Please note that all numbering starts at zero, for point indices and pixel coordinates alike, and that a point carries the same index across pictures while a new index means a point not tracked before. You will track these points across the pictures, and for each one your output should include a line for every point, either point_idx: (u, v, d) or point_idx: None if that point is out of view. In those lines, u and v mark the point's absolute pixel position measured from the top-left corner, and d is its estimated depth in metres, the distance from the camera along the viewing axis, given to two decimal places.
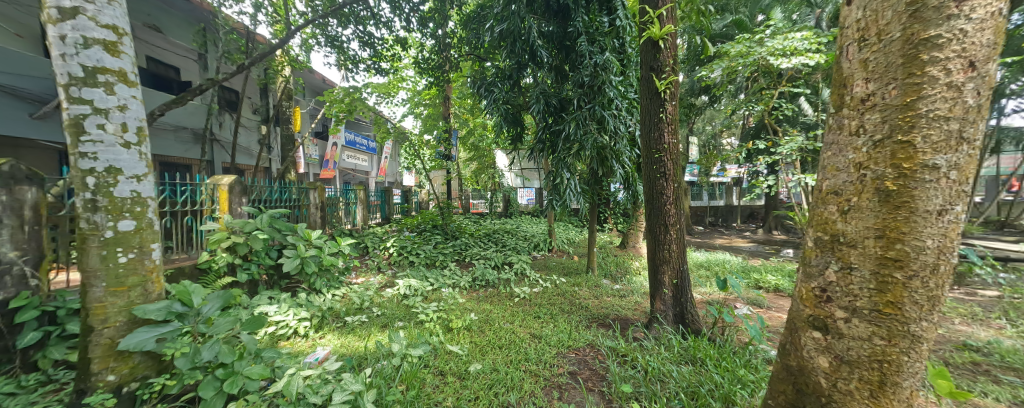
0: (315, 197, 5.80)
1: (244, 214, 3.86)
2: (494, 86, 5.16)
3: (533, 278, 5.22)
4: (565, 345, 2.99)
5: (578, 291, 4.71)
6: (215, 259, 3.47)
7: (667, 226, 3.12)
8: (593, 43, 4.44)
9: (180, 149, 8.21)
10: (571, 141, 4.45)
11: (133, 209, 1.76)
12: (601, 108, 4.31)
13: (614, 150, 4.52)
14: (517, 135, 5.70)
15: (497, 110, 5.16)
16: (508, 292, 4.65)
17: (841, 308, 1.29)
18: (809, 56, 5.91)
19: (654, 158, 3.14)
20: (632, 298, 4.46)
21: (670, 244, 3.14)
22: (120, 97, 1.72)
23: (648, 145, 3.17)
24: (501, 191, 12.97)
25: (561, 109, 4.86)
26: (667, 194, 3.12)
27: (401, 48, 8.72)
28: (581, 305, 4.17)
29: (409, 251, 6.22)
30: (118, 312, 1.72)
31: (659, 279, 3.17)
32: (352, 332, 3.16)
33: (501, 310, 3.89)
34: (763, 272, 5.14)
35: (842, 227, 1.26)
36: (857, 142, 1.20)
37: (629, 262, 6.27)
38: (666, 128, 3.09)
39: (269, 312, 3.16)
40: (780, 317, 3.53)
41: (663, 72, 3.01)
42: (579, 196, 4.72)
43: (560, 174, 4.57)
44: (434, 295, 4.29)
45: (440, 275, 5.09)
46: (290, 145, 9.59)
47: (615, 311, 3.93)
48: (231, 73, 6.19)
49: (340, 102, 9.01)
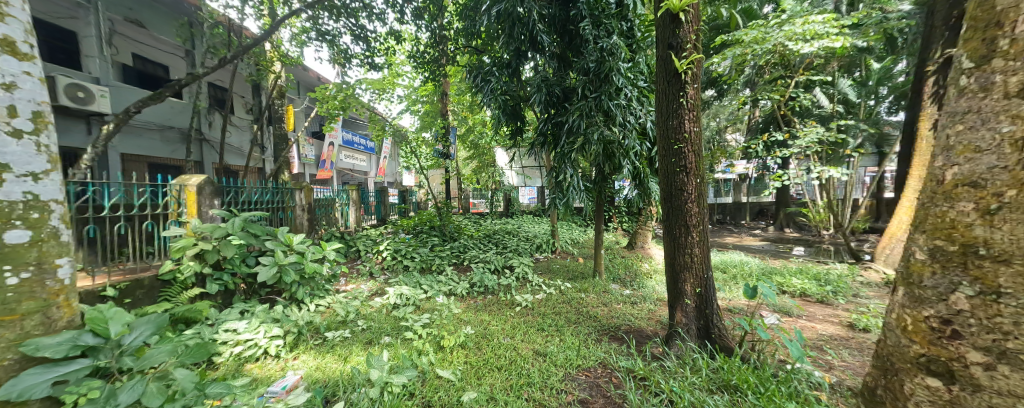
0: (301, 199, 5.42)
1: (215, 217, 3.49)
2: (492, 75, 4.78)
3: (536, 283, 4.84)
4: (573, 365, 2.62)
5: (585, 297, 4.32)
6: (180, 269, 3.10)
7: (689, 227, 2.74)
8: (598, 27, 4.04)
9: (166, 149, 7.85)
10: (575, 135, 4.04)
11: (28, 216, 1.42)
12: (608, 98, 3.88)
13: (622, 143, 3.97)
14: (517, 129, 5.32)
15: (496, 103, 4.78)
16: (510, 299, 4.27)
17: (976, 349, 1.07)
18: (832, 39, 5.49)
19: (672, 149, 2.75)
20: (644, 306, 4.07)
21: (693, 248, 2.75)
22: (7, 72, 1.39)
23: (666, 135, 2.80)
24: (501, 190, 12.51)
25: (563, 100, 4.48)
26: (688, 191, 2.73)
27: (396, 42, 8.36)
28: (589, 314, 3.79)
29: (403, 255, 5.85)
30: (7, 349, 1.34)
31: (680, 288, 2.79)
32: (331, 351, 2.79)
33: (501, 321, 3.52)
34: (785, 275, 4.74)
35: (982, 235, 1.07)
36: (1016, 108, 1.03)
37: (639, 265, 5.86)
38: (686, 116, 2.69)
39: (239, 329, 2.80)
40: (813, 328, 3.19)
41: (684, 50, 2.61)
42: (583, 195, 4.31)
43: (563, 171, 4.18)
44: (428, 305, 3.93)
45: (434, 282, 4.71)
46: (283, 145, 9.24)
47: (627, 322, 3.55)
48: (213, 67, 5.81)
49: (333, 99, 8.65)
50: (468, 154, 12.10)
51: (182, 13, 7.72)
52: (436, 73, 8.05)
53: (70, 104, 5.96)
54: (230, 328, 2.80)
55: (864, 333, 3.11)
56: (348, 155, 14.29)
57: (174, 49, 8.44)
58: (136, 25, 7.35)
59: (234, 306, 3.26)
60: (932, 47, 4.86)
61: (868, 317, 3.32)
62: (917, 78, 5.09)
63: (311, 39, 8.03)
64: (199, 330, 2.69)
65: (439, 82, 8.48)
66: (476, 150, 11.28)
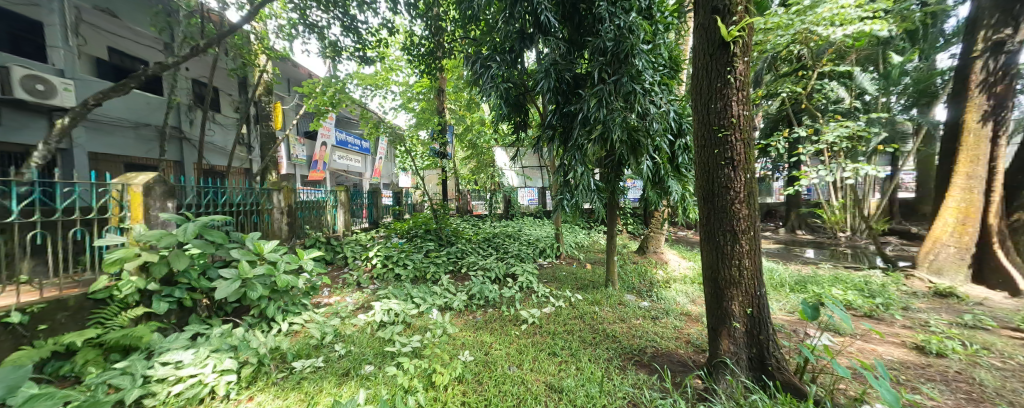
0: (279, 201, 4.86)
1: (167, 223, 2.93)
2: (491, 61, 4.27)
3: (542, 294, 4.31)
4: (596, 406, 2.10)
5: (598, 311, 3.81)
6: (118, 286, 2.56)
7: (736, 234, 2.24)
8: (615, 4, 3.51)
9: (142, 148, 7.29)
10: (590, 124, 3.53)
11: None
12: (630, 80, 3.34)
13: (647, 132, 3.41)
14: (520, 123, 4.81)
15: (496, 92, 4.27)
16: (513, 314, 3.74)
17: None
18: (867, 23, 5.28)
19: (716, 137, 2.26)
20: (667, 321, 3.57)
21: (742, 259, 2.24)
22: None
23: (706, 122, 2.32)
24: (501, 190, 11.39)
25: (573, 88, 3.96)
26: (736, 189, 2.23)
27: (389, 35, 7.85)
28: (606, 333, 3.28)
29: (395, 262, 5.31)
30: None
31: (727, 307, 2.28)
32: (297, 388, 2.27)
33: (505, 343, 3.01)
34: (821, 285, 4.24)
35: None
36: None
37: (653, 272, 5.33)
38: (733, 97, 2.19)
39: (183, 362, 2.23)
40: (875, 352, 2.70)
41: (733, 14, 2.12)
42: (597, 194, 3.77)
43: (574, 167, 3.66)
44: (420, 322, 3.40)
45: (429, 293, 4.16)
46: (270, 144, 8.71)
47: (652, 343, 3.06)
48: (184, 55, 5.24)
49: (322, 95, 8.15)
50: (466, 154, 11.57)
51: (159, 2, 7.17)
52: (432, 67, 7.54)
53: (28, 98, 5.42)
54: (171, 361, 2.22)
55: (937, 359, 2.63)
56: (341, 156, 13.84)
57: (153, 43, 7.91)
58: (107, 14, 6.72)
59: (186, 329, 2.72)
60: (980, 32, 4.43)
61: (939, 338, 2.84)
62: (961, 67, 4.64)
63: (298, 31, 7.51)
64: (129, 364, 2.14)
65: (435, 77, 8.00)
66: (474, 149, 10.77)
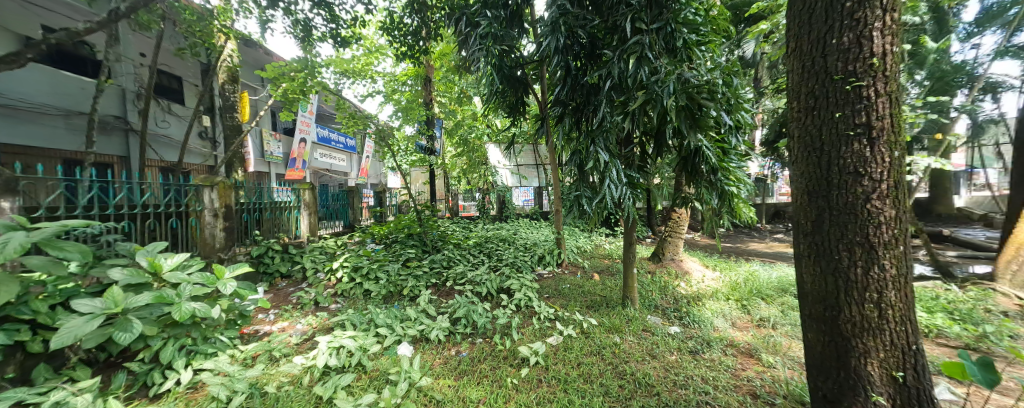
0: (212, 199, 3.75)
1: None
2: (482, 19, 3.40)
3: (545, 317, 3.42)
4: None
5: (620, 343, 2.92)
6: None
7: (873, 249, 1.37)
8: None
9: (73, 140, 6.22)
10: (616, 93, 2.68)
11: None
12: (675, 31, 2.52)
13: (708, 99, 2.46)
14: (519, 105, 3.94)
15: (488, 60, 3.38)
16: (511, 349, 2.83)
17: None
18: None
19: (842, 92, 1.39)
20: (714, 358, 2.69)
21: (883, 291, 1.37)
22: None
23: (819, 70, 1.45)
24: (494, 191, 10.53)
25: (591, 51, 3.08)
26: (874, 176, 1.36)
27: (368, 15, 6.89)
28: (637, 379, 2.38)
29: (366, 274, 4.36)
30: None
31: (859, 370, 1.41)
32: None
33: (499, 403, 2.10)
34: None
35: None
36: None
37: (675, 286, 4.46)
38: (875, 23, 1.33)
39: None
40: None
41: None
42: (626, 188, 2.83)
43: (592, 153, 2.77)
44: (380, 364, 2.46)
45: (402, 318, 3.21)
46: (234, 137, 7.68)
47: (704, 398, 2.16)
48: (101, 21, 4.24)
49: (291, 82, 7.01)
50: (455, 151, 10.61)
51: None
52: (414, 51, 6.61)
53: None
54: None
55: None
56: (323, 154, 12.96)
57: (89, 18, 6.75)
58: None
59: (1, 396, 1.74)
60: None
61: None
62: None
63: (262, 8, 6.52)
64: None
65: (419, 63, 7.02)
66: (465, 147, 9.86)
